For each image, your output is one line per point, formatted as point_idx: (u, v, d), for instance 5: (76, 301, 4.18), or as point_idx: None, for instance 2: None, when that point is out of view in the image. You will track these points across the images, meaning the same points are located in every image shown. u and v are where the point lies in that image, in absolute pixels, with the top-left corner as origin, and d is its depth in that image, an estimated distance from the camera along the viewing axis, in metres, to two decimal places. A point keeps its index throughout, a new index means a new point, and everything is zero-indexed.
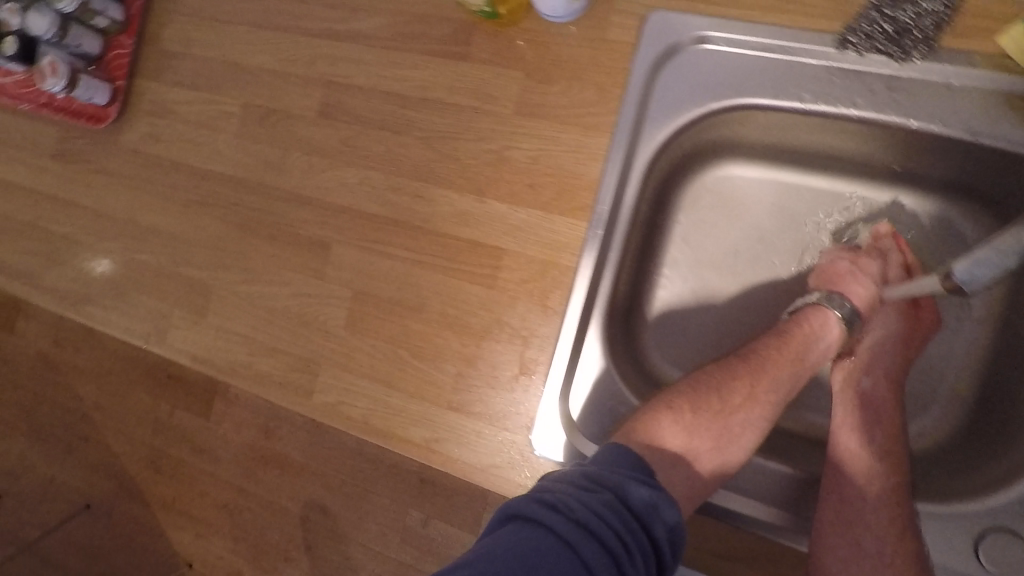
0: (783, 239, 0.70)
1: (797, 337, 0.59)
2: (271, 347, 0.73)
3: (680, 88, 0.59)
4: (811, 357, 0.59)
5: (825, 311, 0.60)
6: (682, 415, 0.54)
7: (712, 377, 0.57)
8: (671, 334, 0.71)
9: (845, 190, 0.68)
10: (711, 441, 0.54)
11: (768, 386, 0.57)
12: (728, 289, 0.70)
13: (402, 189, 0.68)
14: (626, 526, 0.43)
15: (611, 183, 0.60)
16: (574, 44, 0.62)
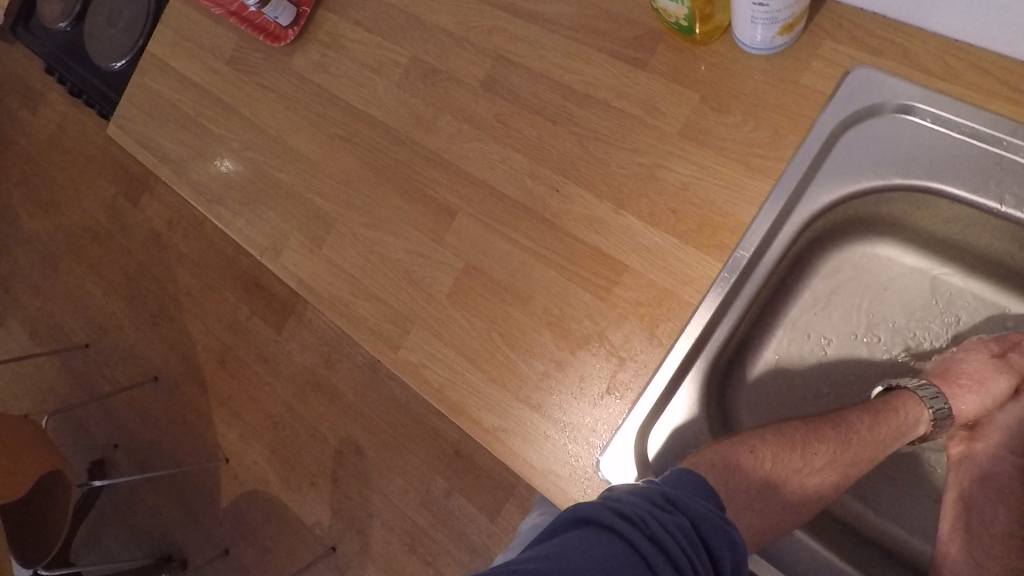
0: (915, 335, 0.66)
1: (887, 414, 0.59)
2: (372, 292, 0.75)
3: (865, 154, 0.56)
4: (891, 436, 0.58)
5: (920, 402, 0.60)
6: (760, 462, 0.53)
7: (803, 436, 0.56)
8: (768, 398, 0.67)
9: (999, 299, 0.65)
10: (783, 496, 0.53)
11: (850, 456, 0.56)
12: (841, 370, 0.67)
13: (541, 178, 0.68)
14: (699, 553, 0.42)
15: (760, 231, 0.58)
16: (761, 80, 0.60)
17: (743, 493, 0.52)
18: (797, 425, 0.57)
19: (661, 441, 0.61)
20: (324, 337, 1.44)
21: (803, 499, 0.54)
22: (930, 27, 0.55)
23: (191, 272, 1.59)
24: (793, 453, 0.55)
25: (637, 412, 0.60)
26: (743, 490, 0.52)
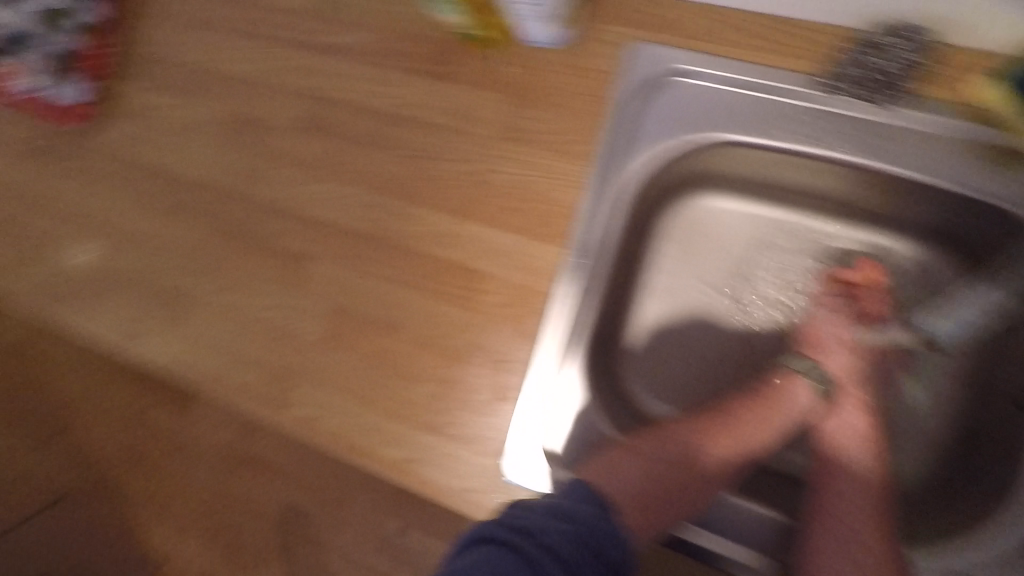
0: (769, 270, 0.71)
1: (767, 397, 0.65)
2: (245, 358, 0.72)
3: (666, 122, 0.60)
4: (779, 415, 0.64)
5: (795, 374, 0.66)
6: (647, 458, 0.59)
7: (687, 428, 0.62)
8: (653, 362, 0.71)
9: (827, 226, 0.70)
10: (681, 486, 0.58)
11: (737, 445, 0.62)
12: (711, 319, 0.72)
13: (385, 205, 0.68)
14: (588, 555, 0.48)
15: (593, 213, 0.61)
16: (561, 70, 0.63)
17: (638, 489, 0.57)
18: (691, 424, 0.63)
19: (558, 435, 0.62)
20: None
21: (702, 485, 0.58)
22: None
23: None
24: (685, 448, 0.61)
25: (528, 409, 0.62)
26: (632, 491, 0.57)
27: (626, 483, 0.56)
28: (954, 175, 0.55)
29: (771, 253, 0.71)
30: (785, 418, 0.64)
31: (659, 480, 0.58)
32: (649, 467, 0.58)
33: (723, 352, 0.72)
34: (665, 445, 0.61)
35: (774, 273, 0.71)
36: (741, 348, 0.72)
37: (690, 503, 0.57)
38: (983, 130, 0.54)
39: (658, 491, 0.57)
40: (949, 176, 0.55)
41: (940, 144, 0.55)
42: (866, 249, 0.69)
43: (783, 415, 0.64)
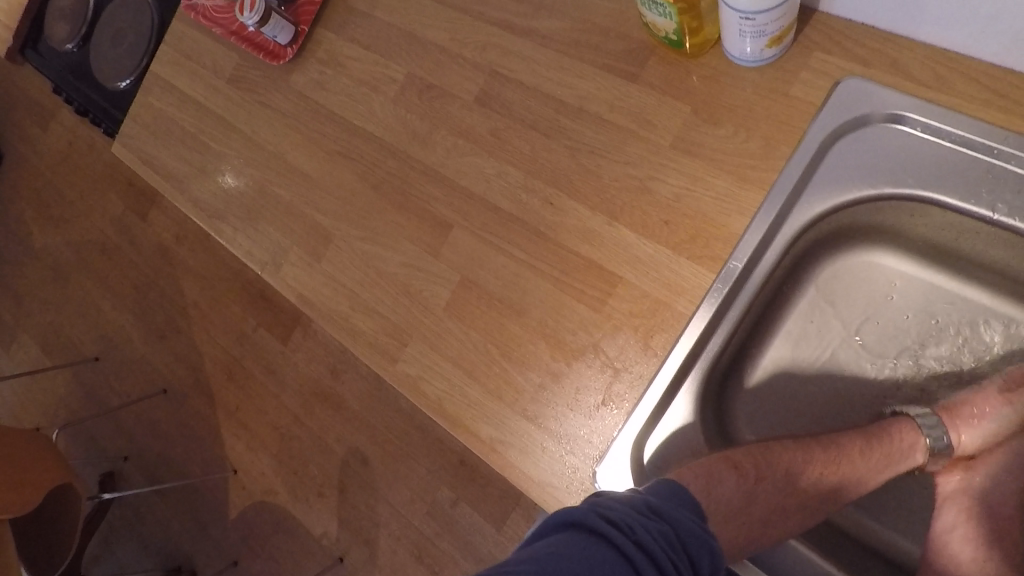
0: (921, 344, 0.65)
1: (879, 435, 0.59)
2: (370, 306, 0.76)
3: (856, 164, 0.56)
4: (885, 458, 0.59)
5: (918, 431, 0.60)
6: (753, 473, 0.55)
7: (795, 450, 0.57)
8: (769, 413, 0.67)
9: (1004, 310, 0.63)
10: (772, 510, 0.54)
11: (836, 472, 0.57)
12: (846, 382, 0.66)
13: (536, 190, 0.69)
14: (680, 558, 0.43)
15: (752, 241, 0.58)
16: (752, 91, 0.60)
17: (732, 503, 0.53)
18: (793, 442, 0.58)
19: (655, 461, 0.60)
20: (330, 348, 1.45)
21: (794, 504, 0.56)
22: (917, 35, 0.56)
23: (199, 286, 1.61)
24: (783, 468, 0.56)
25: (630, 428, 0.60)
26: (726, 504, 0.53)
27: (721, 491, 0.53)
28: None
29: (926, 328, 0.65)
30: (891, 466, 0.59)
31: (754, 494, 0.54)
32: (749, 482, 0.54)
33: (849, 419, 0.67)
34: (771, 459, 0.56)
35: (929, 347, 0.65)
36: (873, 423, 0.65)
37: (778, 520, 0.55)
38: None
39: (752, 503, 0.54)
40: None
41: None
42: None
43: (890, 461, 0.59)
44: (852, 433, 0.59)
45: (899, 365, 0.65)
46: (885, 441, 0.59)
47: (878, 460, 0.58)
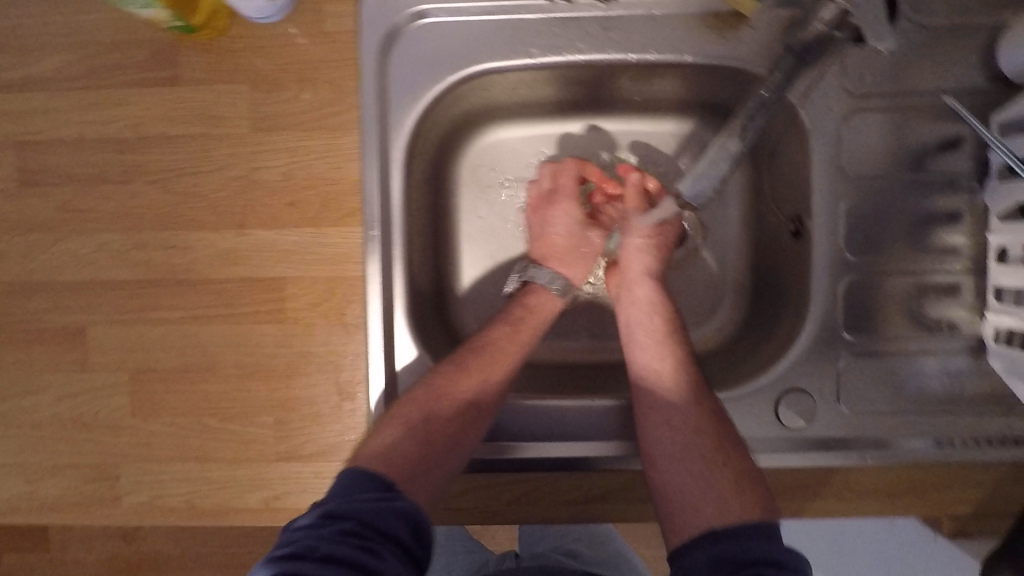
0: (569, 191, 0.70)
1: (519, 316, 0.61)
2: (55, 464, 0.60)
3: (413, 69, 0.57)
4: (530, 331, 0.60)
5: (544, 290, 0.64)
6: (423, 421, 0.52)
7: (449, 373, 0.54)
8: (493, 317, 0.69)
9: (606, 126, 0.70)
10: (449, 442, 0.52)
11: (498, 368, 0.56)
12: None
13: (148, 241, 0.59)
14: (370, 539, 0.43)
15: (373, 178, 0.57)
16: (294, 42, 0.57)
17: (423, 465, 0.50)
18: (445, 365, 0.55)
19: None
20: None
21: (482, 412, 0.54)
22: None
23: None
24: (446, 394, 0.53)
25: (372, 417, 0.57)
26: (403, 465, 0.49)
27: (407, 464, 0.49)
28: (685, 48, 0.58)
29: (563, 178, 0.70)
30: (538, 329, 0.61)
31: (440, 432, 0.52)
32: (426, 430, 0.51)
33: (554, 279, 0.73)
34: (430, 392, 0.53)
35: None
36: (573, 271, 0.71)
37: (470, 441, 0.54)
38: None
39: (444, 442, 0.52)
40: (679, 50, 0.58)
41: (669, 23, 0.58)
42: (651, 146, 0.70)
43: (535, 326, 0.61)
44: (496, 326, 0.59)
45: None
46: (521, 315, 0.61)
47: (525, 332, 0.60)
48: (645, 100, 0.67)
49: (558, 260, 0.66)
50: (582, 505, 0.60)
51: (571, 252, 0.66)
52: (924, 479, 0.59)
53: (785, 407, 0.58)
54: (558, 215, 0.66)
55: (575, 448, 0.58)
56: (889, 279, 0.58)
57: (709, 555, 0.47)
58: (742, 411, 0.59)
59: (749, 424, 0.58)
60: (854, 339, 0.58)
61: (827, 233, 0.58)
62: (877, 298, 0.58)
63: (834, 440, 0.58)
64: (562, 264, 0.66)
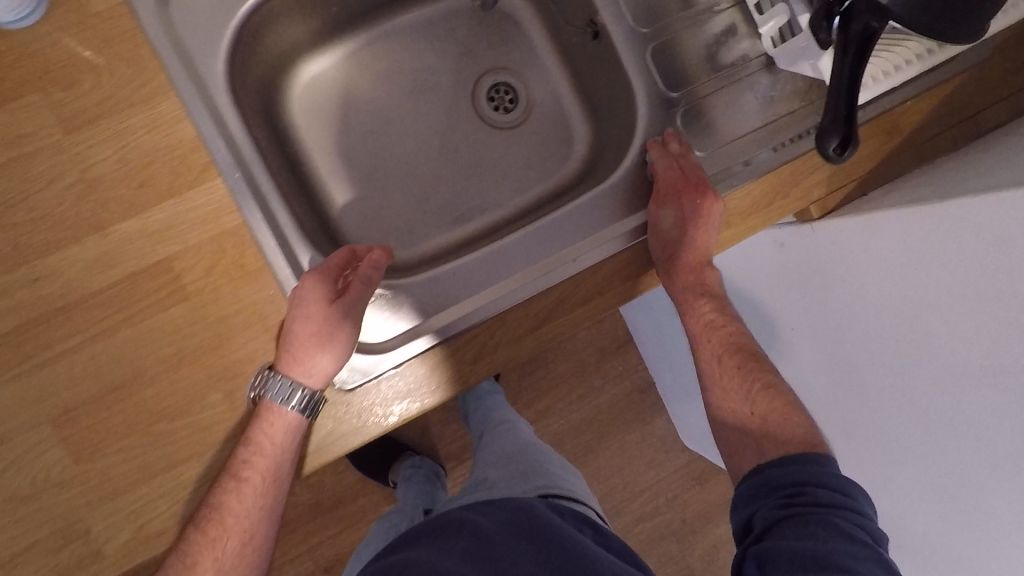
0: (406, 89, 0.76)
1: (290, 354, 0.57)
2: (15, 554, 0.57)
3: (203, 19, 0.59)
4: (308, 349, 0.57)
5: (305, 286, 0.59)
6: (235, 532, 0.58)
7: (226, 469, 0.57)
8: (397, 227, 0.74)
9: (404, 24, 0.75)
10: (235, 531, 0.58)
11: (242, 510, 0.58)
12: (408, 169, 0.75)
13: (11, 285, 0.56)
14: None
15: (211, 127, 0.58)
16: (63, 36, 0.56)
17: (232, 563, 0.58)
18: (224, 480, 0.57)
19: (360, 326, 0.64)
20: None
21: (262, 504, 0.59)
22: None
23: None
24: (205, 529, 0.57)
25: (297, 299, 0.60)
26: None
27: None
28: None
29: (411, 90, 0.76)
30: (311, 353, 0.57)
31: None
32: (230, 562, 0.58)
33: (434, 178, 0.76)
34: (214, 521, 0.57)
35: (407, 85, 0.76)
36: (446, 159, 0.76)
37: (261, 506, 0.59)
38: None
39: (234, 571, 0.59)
40: None
41: None
42: (433, 30, 0.76)
43: (311, 346, 0.57)
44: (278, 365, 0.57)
45: (448, 133, 0.76)
46: (250, 461, 0.57)
47: (273, 449, 0.57)
48: None
49: (308, 355, 0.57)
50: (530, 334, 0.64)
51: (318, 341, 0.58)
52: (782, 182, 0.67)
53: (651, 172, 0.67)
54: (306, 293, 0.58)
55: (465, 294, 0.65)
56: (682, 34, 0.68)
57: (761, 483, 0.55)
58: (625, 193, 0.67)
59: (636, 199, 0.67)
60: (677, 92, 0.68)
61: (615, 21, 0.67)
62: (677, 57, 0.68)
63: None
64: (318, 299, 0.58)
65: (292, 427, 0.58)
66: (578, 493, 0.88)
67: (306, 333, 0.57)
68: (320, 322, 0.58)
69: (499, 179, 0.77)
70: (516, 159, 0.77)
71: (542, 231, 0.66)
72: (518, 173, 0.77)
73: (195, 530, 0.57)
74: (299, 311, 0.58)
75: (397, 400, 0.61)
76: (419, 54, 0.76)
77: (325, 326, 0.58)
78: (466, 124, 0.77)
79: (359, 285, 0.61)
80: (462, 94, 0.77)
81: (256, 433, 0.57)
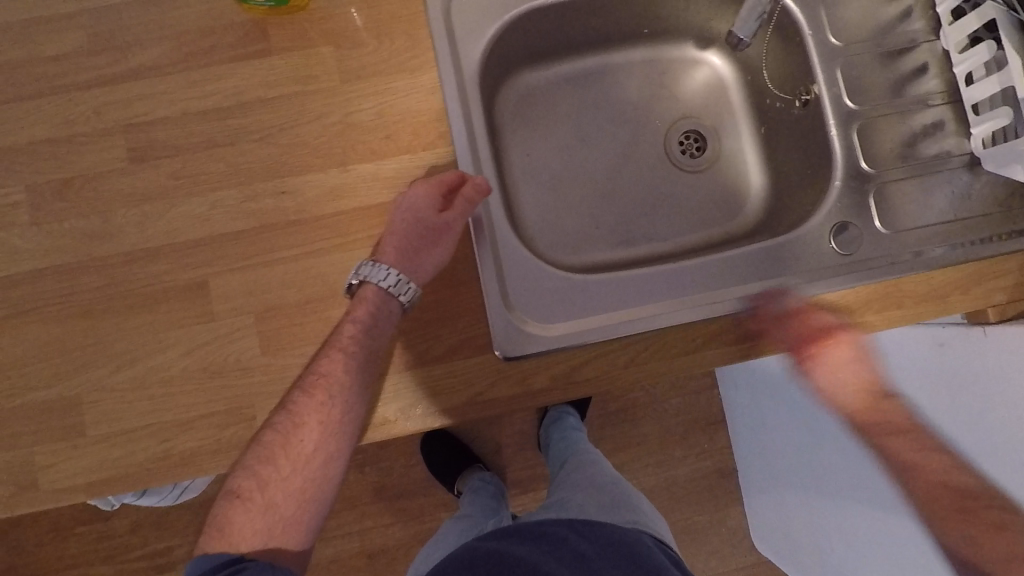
0: (608, 115, 0.83)
1: (390, 250, 0.63)
2: (186, 420, 0.63)
3: (475, 15, 0.69)
4: (403, 255, 0.62)
5: (416, 194, 0.63)
6: (282, 484, 0.64)
7: (307, 377, 0.62)
8: (568, 233, 0.80)
9: (621, 59, 0.83)
10: (291, 458, 0.64)
11: (306, 442, 0.64)
12: (591, 185, 0.81)
13: (260, 192, 0.65)
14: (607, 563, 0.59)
15: (456, 103, 0.67)
16: (365, 6, 0.67)
17: (297, 485, 0.65)
18: (282, 420, 0.62)
19: (522, 296, 0.68)
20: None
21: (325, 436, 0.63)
22: None
23: None
24: (280, 442, 0.63)
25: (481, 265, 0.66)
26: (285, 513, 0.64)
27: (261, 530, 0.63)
28: None
29: (609, 119, 0.82)
30: (402, 240, 0.62)
31: (266, 505, 0.63)
32: (286, 481, 0.64)
33: (611, 199, 0.81)
34: (280, 438, 0.62)
35: (608, 112, 0.83)
36: (626, 184, 0.81)
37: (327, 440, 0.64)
38: None
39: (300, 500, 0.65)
40: None
41: None
42: (644, 70, 0.83)
43: (401, 224, 0.62)
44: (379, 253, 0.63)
45: (635, 162, 0.82)
46: (354, 336, 0.61)
47: (354, 377, 0.62)
48: (651, 31, 0.81)
49: (405, 261, 0.62)
50: (687, 355, 0.66)
51: (414, 249, 0.62)
52: (964, 278, 0.68)
53: (836, 237, 0.69)
54: (414, 200, 0.62)
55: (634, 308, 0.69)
56: (889, 118, 0.71)
57: None
58: (801, 250, 0.69)
59: (809, 259, 0.69)
60: (874, 169, 0.70)
61: (832, 92, 0.70)
62: (882, 139, 0.71)
63: (878, 258, 0.68)
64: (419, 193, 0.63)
65: (390, 312, 0.63)
66: (664, 538, 0.79)
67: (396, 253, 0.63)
68: (417, 230, 0.62)
69: (671, 215, 0.81)
70: (689, 200, 0.82)
71: (716, 267, 0.69)
72: (689, 214, 0.81)
73: (237, 482, 0.63)
74: (401, 233, 0.62)
75: (547, 381, 0.65)
76: (627, 88, 0.83)
77: (416, 248, 0.62)
78: (654, 158, 0.82)
79: (462, 204, 0.63)
80: (655, 132, 0.83)
81: (349, 332, 0.62)
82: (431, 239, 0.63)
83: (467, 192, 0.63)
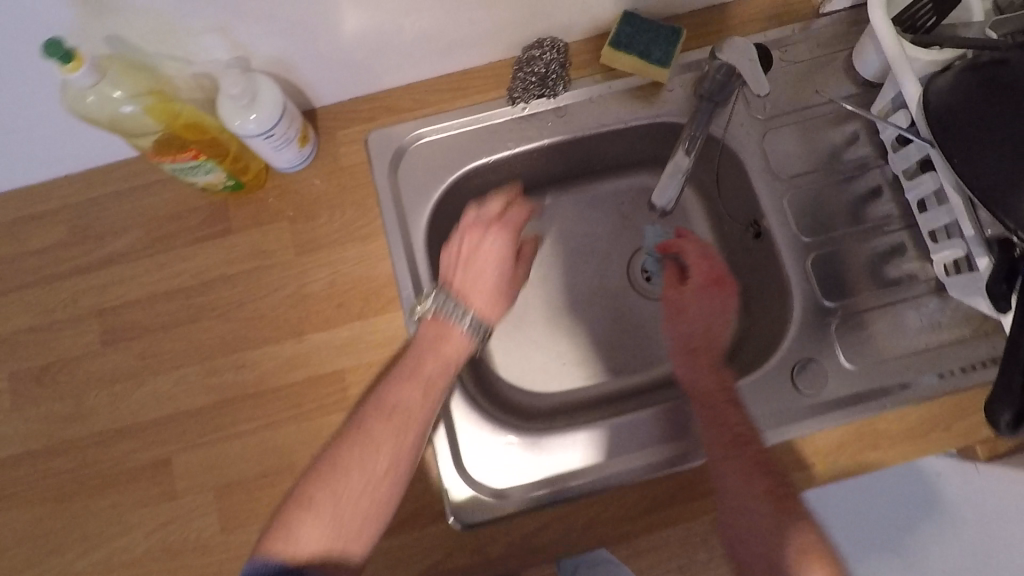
0: (570, 251, 0.83)
1: (412, 373, 0.61)
2: None
3: (420, 178, 0.71)
4: (420, 383, 0.61)
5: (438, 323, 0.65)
6: None
7: (295, 494, 0.56)
8: (534, 374, 0.78)
9: (580, 194, 0.84)
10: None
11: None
12: (556, 322, 0.80)
13: (221, 366, 0.68)
14: None
15: (404, 267, 0.68)
16: (317, 181, 0.71)
17: None
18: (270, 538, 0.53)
19: (476, 457, 0.66)
20: None
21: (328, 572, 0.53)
22: (385, 85, 0.71)
23: None
24: None
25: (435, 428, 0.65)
26: None
27: None
28: (627, 117, 0.72)
29: (568, 255, 0.83)
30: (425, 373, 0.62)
31: None
32: None
33: (578, 335, 0.80)
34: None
35: (570, 247, 0.83)
36: (591, 318, 0.80)
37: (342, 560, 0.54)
38: (626, 78, 0.71)
39: None
40: (623, 119, 0.72)
41: (611, 101, 0.72)
42: (605, 202, 0.84)
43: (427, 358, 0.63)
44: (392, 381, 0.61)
45: (600, 294, 0.82)
46: (372, 457, 0.56)
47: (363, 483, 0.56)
48: (606, 167, 0.82)
49: (416, 388, 0.61)
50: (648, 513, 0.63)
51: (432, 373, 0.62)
52: (944, 413, 0.64)
53: (801, 375, 0.66)
54: (430, 332, 0.64)
55: (614, 458, 0.66)
56: (845, 247, 0.69)
57: None
58: (766, 392, 0.66)
59: (775, 401, 0.65)
60: (836, 302, 0.67)
61: (783, 226, 0.69)
62: (841, 269, 0.68)
63: (848, 398, 0.64)
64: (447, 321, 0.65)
65: (411, 448, 0.58)
66: None
67: (472, 285, 0.67)
68: (441, 365, 0.62)
69: (639, 348, 0.80)
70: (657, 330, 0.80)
71: (674, 419, 0.67)
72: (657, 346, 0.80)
73: None
74: (491, 269, 0.67)
75: (503, 550, 0.63)
76: (589, 222, 0.84)
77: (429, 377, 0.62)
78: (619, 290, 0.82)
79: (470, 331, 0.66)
80: (619, 263, 0.83)
81: (360, 436, 0.57)
82: (445, 376, 0.62)
83: (481, 316, 0.66)
